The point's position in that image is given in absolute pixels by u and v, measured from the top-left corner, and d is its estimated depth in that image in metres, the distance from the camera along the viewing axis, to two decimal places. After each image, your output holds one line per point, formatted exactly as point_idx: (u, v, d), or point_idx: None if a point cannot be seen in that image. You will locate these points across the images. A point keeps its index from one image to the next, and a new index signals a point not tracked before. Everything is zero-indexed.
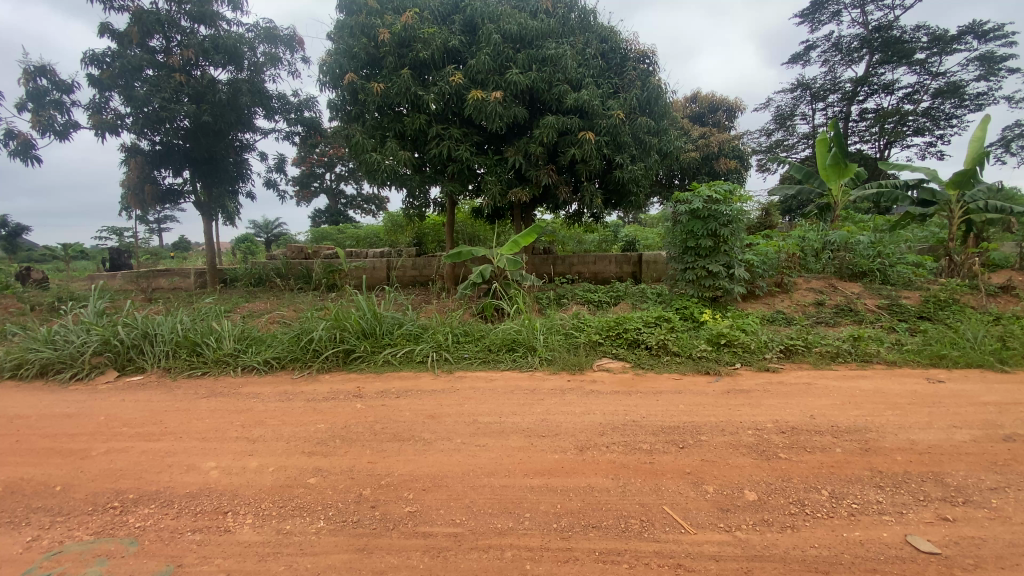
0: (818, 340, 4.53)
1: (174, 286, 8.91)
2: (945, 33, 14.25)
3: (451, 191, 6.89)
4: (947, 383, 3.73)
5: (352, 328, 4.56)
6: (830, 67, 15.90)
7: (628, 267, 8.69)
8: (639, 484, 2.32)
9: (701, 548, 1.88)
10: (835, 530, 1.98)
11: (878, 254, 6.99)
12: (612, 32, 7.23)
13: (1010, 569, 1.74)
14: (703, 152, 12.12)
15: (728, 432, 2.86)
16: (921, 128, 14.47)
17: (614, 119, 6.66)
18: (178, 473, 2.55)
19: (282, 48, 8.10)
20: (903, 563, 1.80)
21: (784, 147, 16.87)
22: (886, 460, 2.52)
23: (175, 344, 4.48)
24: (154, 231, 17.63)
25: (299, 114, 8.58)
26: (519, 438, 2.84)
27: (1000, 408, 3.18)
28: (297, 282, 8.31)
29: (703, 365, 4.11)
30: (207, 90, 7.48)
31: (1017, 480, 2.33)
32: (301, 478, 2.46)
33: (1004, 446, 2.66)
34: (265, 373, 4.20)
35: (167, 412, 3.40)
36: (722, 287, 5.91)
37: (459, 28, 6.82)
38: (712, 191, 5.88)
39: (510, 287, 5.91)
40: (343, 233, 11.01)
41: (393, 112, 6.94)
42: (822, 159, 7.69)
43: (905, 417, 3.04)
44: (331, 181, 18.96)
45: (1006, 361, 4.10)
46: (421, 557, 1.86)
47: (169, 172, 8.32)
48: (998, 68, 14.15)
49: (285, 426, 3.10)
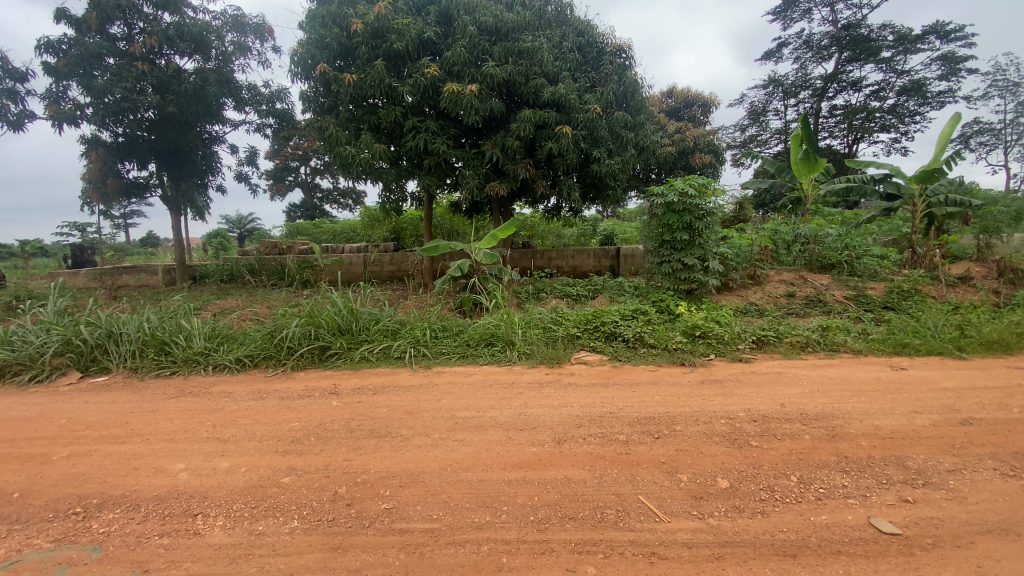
0: (789, 330, 4.65)
1: (141, 284, 8.55)
2: (909, 32, 14.73)
3: (429, 185, 6.84)
4: (910, 369, 3.88)
5: (328, 325, 4.48)
6: (802, 64, 16.28)
7: (606, 261, 8.82)
8: (615, 475, 2.35)
9: (675, 536, 1.92)
10: (803, 513, 2.04)
11: (846, 245, 7.21)
12: (589, 25, 7.19)
13: (966, 548, 1.83)
14: (678, 146, 12.30)
15: (702, 422, 2.91)
16: (888, 124, 14.96)
17: (592, 114, 6.68)
18: (145, 476, 2.47)
19: (251, 37, 7.85)
20: (866, 544, 1.86)
21: (757, 143, 17.27)
22: (851, 445, 2.61)
23: (142, 343, 4.34)
24: (119, 227, 17.01)
25: (271, 105, 8.34)
26: (497, 432, 2.84)
27: (959, 394, 3.32)
28: (270, 278, 8.12)
29: (679, 357, 4.18)
30: (173, 80, 7.23)
31: (972, 461, 2.45)
32: (274, 477, 2.42)
33: (961, 430, 2.78)
34: (237, 372, 4.10)
35: (133, 413, 3.29)
36: (697, 279, 5.99)
37: (433, 19, 6.72)
38: (686, 185, 5.89)
39: (488, 281, 5.87)
40: (319, 227, 10.85)
41: (367, 104, 6.79)
42: (794, 153, 7.89)
43: (870, 403, 3.16)
44: (306, 175, 18.68)
45: (963, 348, 4.30)
46: (396, 554, 1.84)
47: (133, 165, 8.03)
48: (959, 68, 14.72)
49: (258, 425, 3.03)
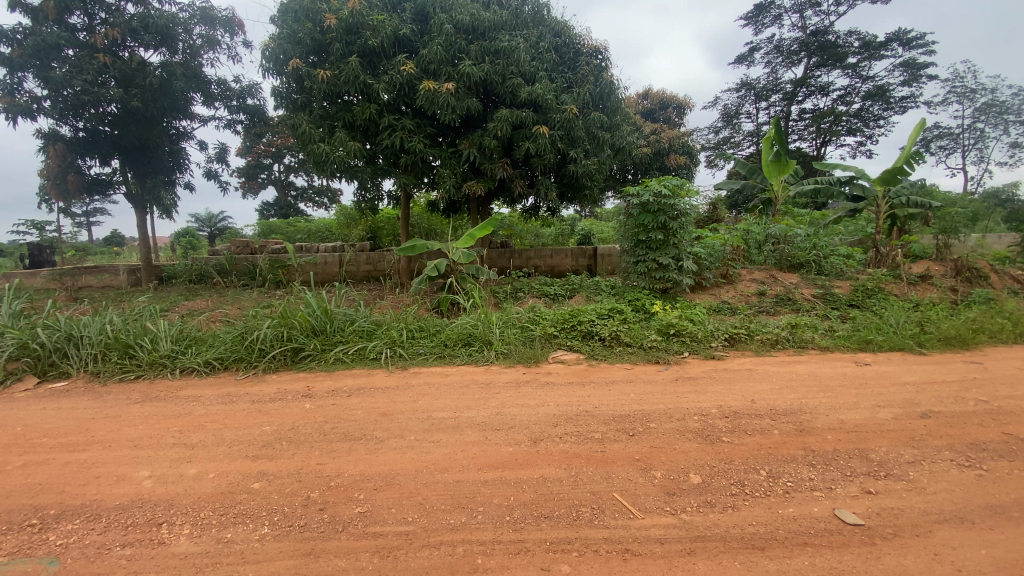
0: (760, 328, 4.77)
1: (104, 285, 8.22)
2: (874, 39, 15.28)
3: (405, 184, 6.77)
4: (873, 365, 4.03)
5: (301, 326, 4.39)
6: (773, 68, 16.71)
7: (584, 260, 8.89)
8: (590, 472, 2.37)
9: (648, 532, 1.94)
10: (771, 507, 2.10)
11: (814, 245, 7.43)
12: (565, 26, 7.23)
13: (924, 536, 1.91)
14: (654, 147, 12.48)
15: (676, 419, 2.96)
16: (854, 128, 15.48)
17: (569, 114, 6.72)
18: (106, 484, 2.38)
19: (220, 30, 7.62)
20: (831, 535, 1.92)
21: (731, 144, 17.65)
22: (818, 439, 2.69)
23: (105, 346, 4.18)
24: (80, 226, 16.32)
25: (241, 101, 8.12)
26: (474, 433, 2.83)
27: (918, 388, 3.47)
28: (241, 278, 7.92)
29: (654, 355, 4.24)
30: (137, 74, 6.98)
31: (930, 453, 2.55)
32: (243, 483, 2.36)
33: (921, 422, 2.90)
34: (206, 375, 3.99)
35: (95, 420, 3.16)
36: (672, 279, 6.08)
37: (409, 16, 6.65)
38: (661, 185, 5.97)
39: (465, 281, 5.84)
40: (293, 225, 10.64)
41: (342, 101, 6.68)
42: (766, 155, 8.10)
43: (835, 398, 3.26)
44: (280, 173, 18.29)
45: (923, 343, 4.48)
46: (370, 558, 1.82)
47: (95, 161, 7.72)
48: (919, 75, 15.34)
49: (227, 430, 2.95)
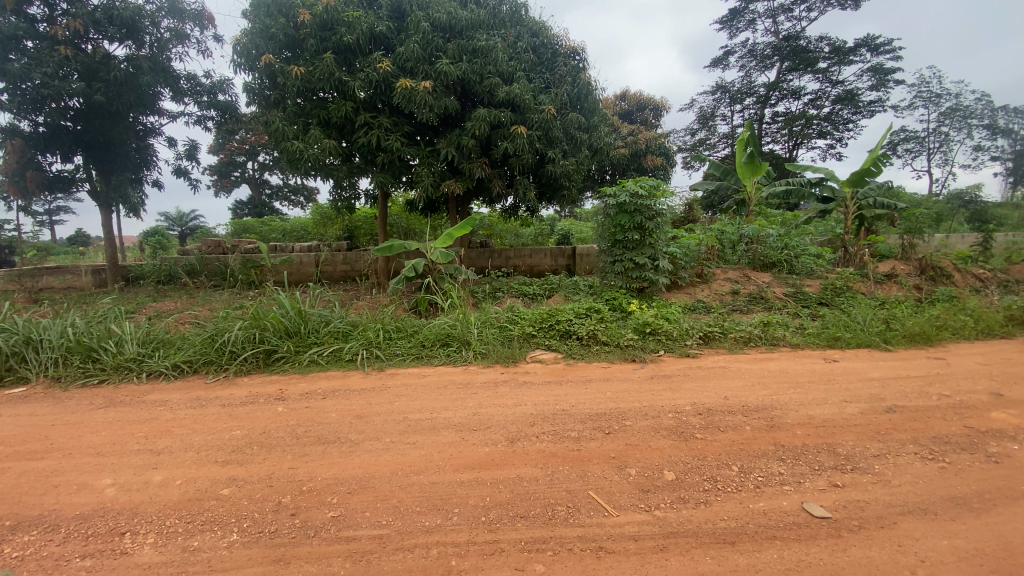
0: (733, 326, 4.86)
1: (67, 286, 7.91)
2: (843, 45, 15.74)
3: (382, 183, 6.68)
4: (841, 361, 4.16)
5: (273, 327, 4.29)
6: (747, 72, 17.08)
7: (562, 260, 8.93)
8: (566, 471, 2.38)
9: (622, 529, 1.96)
10: (742, 502, 2.14)
11: (785, 245, 7.62)
12: (543, 27, 7.25)
13: (888, 528, 1.97)
14: (631, 148, 12.62)
15: (650, 416, 2.99)
16: (824, 131, 15.94)
17: (547, 114, 6.73)
18: (66, 493, 2.29)
19: (190, 24, 7.40)
20: (799, 528, 1.97)
21: (707, 146, 17.96)
22: (787, 435, 2.75)
23: (66, 350, 4.02)
24: (41, 224, 15.69)
25: (212, 97, 7.91)
26: (451, 434, 2.81)
27: (884, 383, 3.59)
28: (213, 279, 7.72)
29: (630, 353, 4.29)
30: (101, 67, 6.73)
31: (894, 446, 2.64)
32: (212, 489, 2.29)
33: (886, 417, 3.00)
34: (174, 379, 3.86)
35: (54, 427, 3.03)
36: (648, 278, 6.16)
37: (386, 13, 6.57)
38: (638, 186, 6.03)
39: (443, 281, 5.80)
40: (267, 225, 10.41)
41: (317, 98, 6.56)
42: (740, 157, 8.26)
43: (805, 394, 3.35)
44: (254, 171, 17.91)
45: (889, 340, 4.64)
46: (342, 563, 1.79)
47: (56, 157, 7.41)
48: (887, 80, 15.87)
49: (196, 435, 2.87)
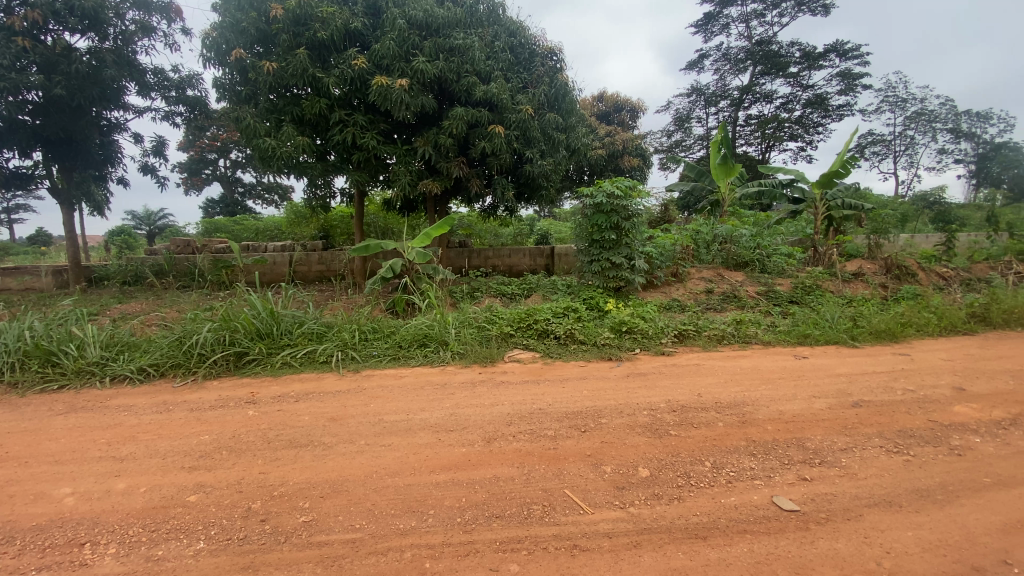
0: (707, 324, 4.95)
1: (25, 287, 7.59)
2: (813, 50, 16.20)
3: (358, 181, 6.59)
4: (810, 358, 4.28)
5: (244, 329, 4.19)
6: (721, 75, 17.43)
7: (541, 260, 8.95)
8: (543, 470, 2.38)
9: (597, 527, 1.97)
10: (715, 497, 2.18)
11: (758, 245, 7.80)
12: (521, 26, 7.25)
13: (853, 520, 2.03)
14: (609, 149, 12.75)
15: (626, 414, 3.02)
16: (795, 134, 16.37)
17: (524, 114, 6.73)
18: (21, 504, 2.18)
19: (156, 17, 7.16)
20: (768, 521, 2.02)
21: (682, 147, 18.24)
22: (758, 430, 2.81)
23: (23, 354, 3.85)
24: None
25: (181, 92, 7.68)
26: (427, 435, 2.79)
27: (851, 379, 3.70)
28: (182, 280, 7.51)
29: (607, 352, 4.33)
30: (61, 59, 6.46)
31: (860, 440, 2.72)
32: (178, 496, 2.22)
33: (852, 411, 3.10)
34: (140, 383, 3.74)
35: (9, 434, 2.89)
36: (624, 277, 6.23)
37: (361, 9, 6.48)
38: (614, 186, 6.08)
39: (420, 281, 5.75)
40: (239, 224, 10.16)
41: (290, 94, 6.43)
42: (714, 158, 8.42)
43: (775, 390, 3.43)
44: (226, 169, 17.47)
45: (856, 337, 4.80)
46: (313, 569, 1.75)
47: (13, 153, 7.09)
48: (854, 85, 16.40)
49: (162, 440, 2.78)
